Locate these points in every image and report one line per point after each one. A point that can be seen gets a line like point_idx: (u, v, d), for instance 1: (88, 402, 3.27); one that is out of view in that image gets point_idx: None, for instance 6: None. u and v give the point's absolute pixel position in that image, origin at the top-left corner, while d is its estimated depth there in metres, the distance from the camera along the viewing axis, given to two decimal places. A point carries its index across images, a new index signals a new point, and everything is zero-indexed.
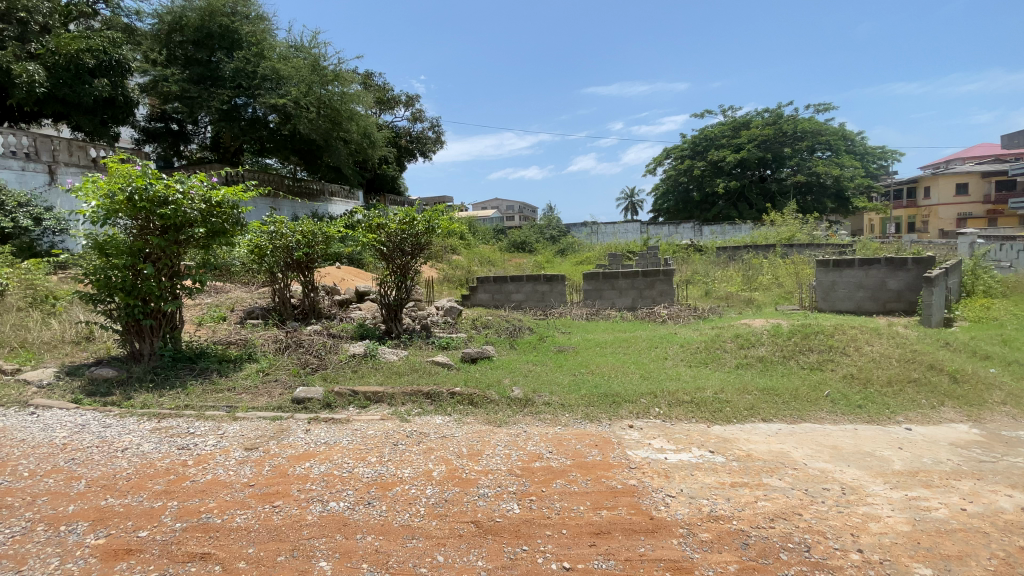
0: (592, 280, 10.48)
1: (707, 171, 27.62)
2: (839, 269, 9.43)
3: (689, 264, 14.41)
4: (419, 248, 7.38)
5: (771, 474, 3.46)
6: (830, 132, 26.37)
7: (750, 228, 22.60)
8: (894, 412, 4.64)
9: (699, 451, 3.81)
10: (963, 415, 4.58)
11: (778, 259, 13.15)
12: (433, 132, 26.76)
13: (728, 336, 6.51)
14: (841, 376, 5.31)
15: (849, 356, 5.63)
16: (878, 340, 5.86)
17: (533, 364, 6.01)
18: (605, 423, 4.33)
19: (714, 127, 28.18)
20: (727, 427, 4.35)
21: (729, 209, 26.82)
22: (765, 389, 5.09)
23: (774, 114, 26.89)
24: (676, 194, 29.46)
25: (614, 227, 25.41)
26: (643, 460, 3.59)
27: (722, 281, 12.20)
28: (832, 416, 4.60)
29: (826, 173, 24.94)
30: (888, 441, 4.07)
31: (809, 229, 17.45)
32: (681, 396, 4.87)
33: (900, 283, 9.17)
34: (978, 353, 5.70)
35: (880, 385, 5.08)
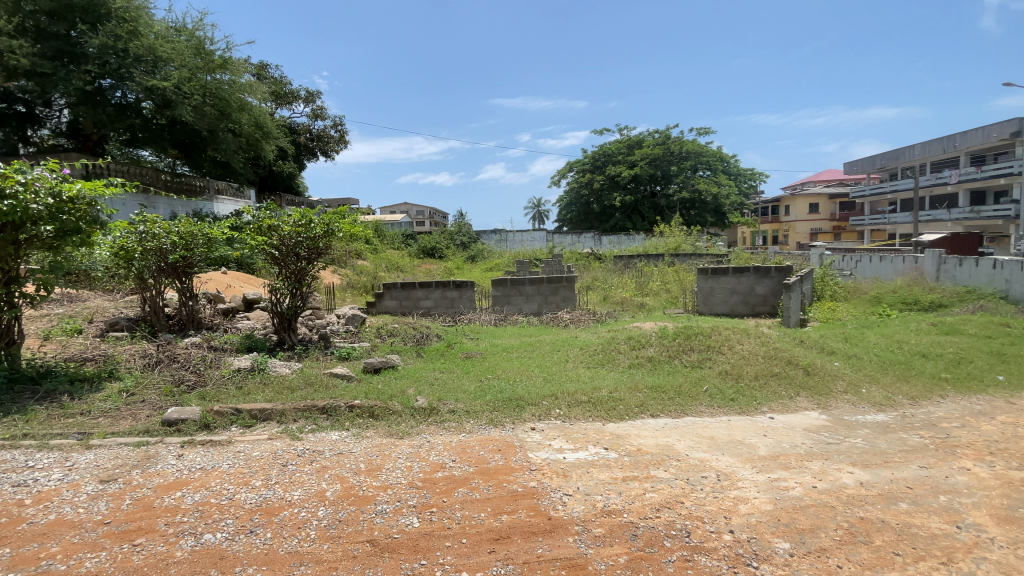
0: (500, 286, 10.66)
1: (605, 184, 29.37)
2: (717, 276, 10.47)
3: (590, 271, 15.18)
4: (317, 253, 6.98)
5: (657, 466, 3.72)
6: (711, 154, 29.32)
7: (643, 239, 24.42)
8: (761, 403, 5.24)
9: (595, 448, 4.00)
10: (814, 404, 5.28)
11: (667, 267, 14.31)
12: (335, 131, 25.60)
13: (623, 338, 6.93)
14: (718, 373, 5.87)
15: (724, 354, 6.25)
16: (747, 339, 6.58)
17: (439, 371, 5.93)
18: (509, 427, 4.39)
19: (612, 144, 30.08)
20: (620, 424, 4.63)
21: (625, 221, 28.77)
22: (653, 387, 5.48)
23: (663, 135, 29.37)
24: (578, 205, 30.99)
25: (522, 235, 26.02)
26: (544, 461, 3.68)
27: (619, 287, 13.01)
28: (710, 409, 5.08)
29: (706, 190, 27.72)
30: (755, 429, 4.57)
31: (692, 240, 19.26)
32: (580, 397, 5.08)
33: (766, 289, 10.41)
34: (825, 349, 6.61)
35: (749, 379, 5.71)
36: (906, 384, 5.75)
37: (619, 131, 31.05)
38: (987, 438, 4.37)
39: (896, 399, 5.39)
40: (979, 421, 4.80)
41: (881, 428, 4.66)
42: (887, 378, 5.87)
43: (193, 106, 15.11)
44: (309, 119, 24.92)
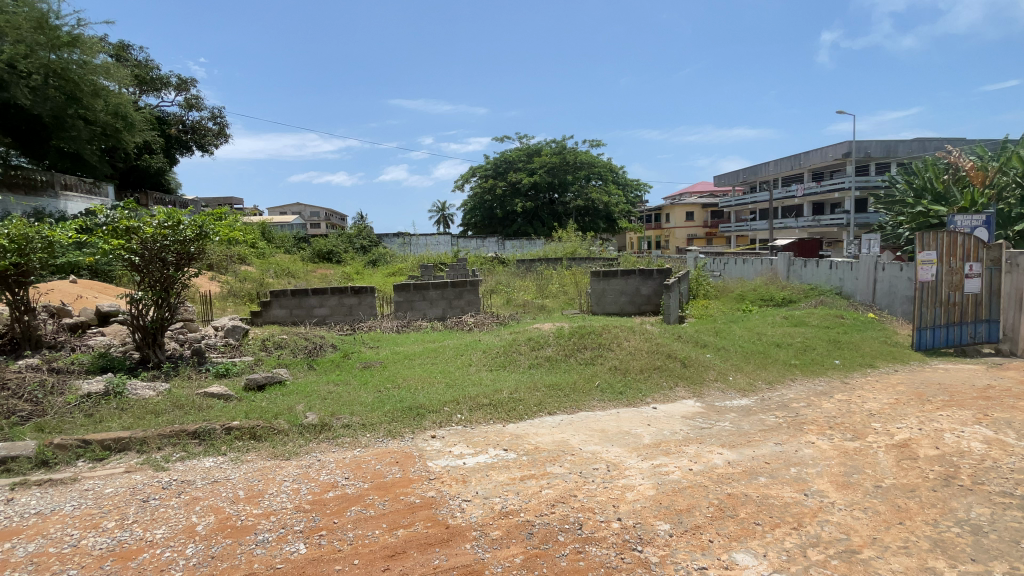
0: (401, 292, 10.39)
1: (507, 191, 30.01)
2: (608, 278, 11.16)
3: (493, 275, 15.38)
4: (188, 258, 6.28)
5: (553, 462, 3.86)
6: (603, 165, 31.23)
7: (543, 244, 25.34)
8: (646, 395, 5.67)
9: (495, 450, 4.04)
10: (691, 393, 5.84)
11: (564, 270, 14.95)
12: (214, 124, 23.27)
13: (522, 340, 7.10)
14: (609, 369, 6.25)
15: (614, 351, 6.66)
16: (634, 336, 7.06)
17: (334, 384, 5.63)
18: (408, 437, 4.29)
19: (512, 151, 30.83)
20: (519, 424, 4.75)
21: (526, 226, 29.62)
22: (551, 385, 5.69)
23: (559, 145, 30.74)
24: (481, 210, 31.33)
25: (425, 239, 25.61)
26: (442, 469, 3.64)
27: (521, 290, 13.33)
28: (601, 403, 5.40)
29: (599, 199, 29.50)
30: (641, 419, 4.93)
31: (587, 245, 20.36)
32: (480, 400, 5.12)
33: (651, 289, 11.30)
34: (699, 342, 7.34)
35: (635, 373, 6.15)
36: (764, 371, 6.57)
37: (519, 140, 31.97)
38: (825, 415, 5.13)
39: (756, 384, 6.15)
40: (820, 400, 5.62)
41: (745, 411, 5.27)
42: (749, 366, 6.67)
43: (31, 86, 12.85)
44: (182, 109, 22.38)
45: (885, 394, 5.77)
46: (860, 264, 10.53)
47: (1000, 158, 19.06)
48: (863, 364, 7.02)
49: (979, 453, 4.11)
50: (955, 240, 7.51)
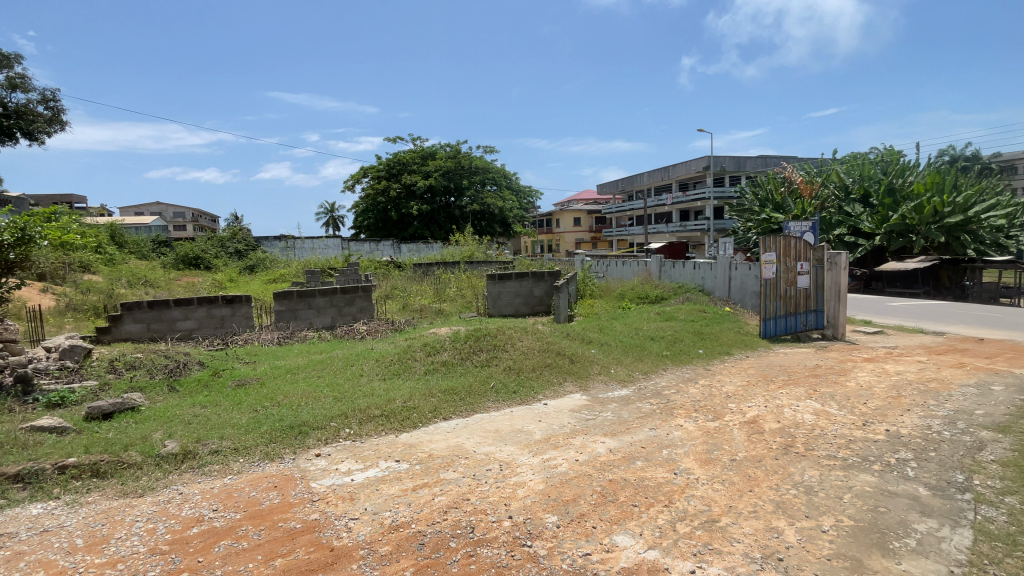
0: (284, 300, 9.65)
1: (402, 193, 29.29)
2: (503, 281, 11.40)
3: (388, 280, 14.90)
4: (8, 266, 5.25)
5: (447, 468, 3.85)
6: (498, 171, 31.85)
7: (440, 248, 25.15)
8: (538, 393, 5.89)
9: (386, 463, 3.93)
10: (579, 387, 6.18)
11: (461, 273, 14.96)
12: (45, 108, 19.64)
13: (416, 346, 6.97)
14: (503, 370, 6.38)
15: (508, 352, 6.80)
16: (526, 336, 7.26)
17: (203, 405, 5.06)
18: (289, 458, 4.00)
19: (406, 153, 30.15)
20: (413, 433, 4.66)
21: (421, 230, 29.19)
22: (445, 391, 5.65)
23: (454, 149, 30.74)
24: (373, 212, 30.22)
25: (312, 242, 24.02)
26: (327, 489, 3.45)
27: (416, 294, 13.08)
28: (496, 404, 5.50)
29: (494, 204, 30.01)
30: (533, 417, 5.11)
31: (484, 249, 20.59)
32: (371, 411, 4.93)
33: (543, 291, 11.74)
34: (586, 339, 7.79)
35: (528, 372, 6.35)
36: (641, 363, 7.18)
37: (412, 141, 31.37)
38: (692, 399, 5.74)
39: (635, 375, 6.71)
40: (688, 386, 6.28)
41: (625, 401, 5.70)
42: (629, 359, 7.24)
43: None
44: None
45: (740, 377, 6.60)
46: (717, 264, 11.95)
47: (821, 174, 22.88)
48: (722, 352, 7.98)
49: (810, 423, 4.87)
50: (789, 244, 8.84)
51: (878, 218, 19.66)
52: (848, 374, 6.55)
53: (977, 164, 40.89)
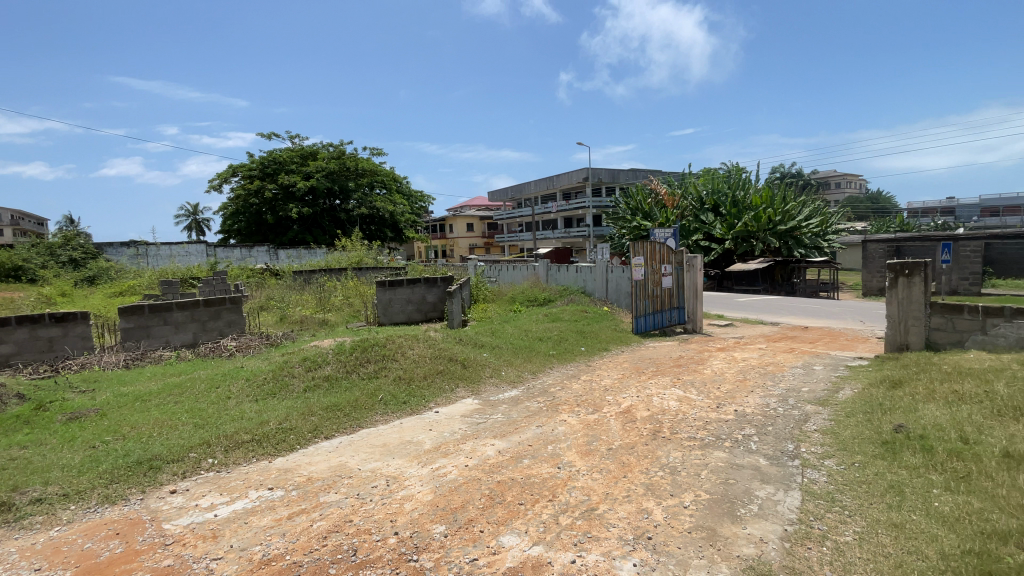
0: (133, 316, 8.39)
1: (279, 195, 27.08)
2: (394, 287, 11.08)
3: (264, 289, 13.68)
4: None
5: (328, 490, 3.63)
6: (386, 174, 30.85)
7: (324, 254, 23.72)
8: (428, 401, 5.81)
9: (257, 492, 3.60)
10: (470, 392, 6.21)
11: (347, 280, 14.23)
12: None
13: (295, 360, 6.48)
14: (392, 380, 6.18)
15: (397, 361, 6.60)
16: (416, 344, 7.10)
17: (21, 447, 4.21)
18: (136, 500, 3.49)
19: (283, 151, 27.99)
20: (290, 456, 4.32)
21: (303, 235, 27.30)
22: (328, 407, 5.34)
23: (337, 149, 29.20)
24: (246, 215, 27.61)
25: (170, 249, 21.21)
26: (184, 530, 3.08)
27: (297, 304, 12.18)
28: (383, 417, 5.32)
29: (383, 208, 29.00)
30: (422, 426, 5.02)
31: (373, 255, 19.80)
32: (241, 436, 4.48)
33: (435, 297, 11.60)
34: (477, 343, 7.85)
35: (418, 380, 6.22)
36: (530, 363, 7.42)
37: (290, 139, 29.21)
38: (575, 395, 6.06)
39: (524, 376, 6.92)
40: (572, 382, 6.62)
41: (514, 401, 5.85)
42: (518, 360, 7.44)
43: None
44: None
45: (617, 371, 7.13)
46: (596, 268, 12.79)
47: (682, 186, 25.68)
48: (602, 349, 8.56)
49: (675, 409, 5.41)
50: (655, 248, 9.81)
51: (727, 226, 22.58)
52: (706, 363, 7.40)
53: (800, 181, 48.90)
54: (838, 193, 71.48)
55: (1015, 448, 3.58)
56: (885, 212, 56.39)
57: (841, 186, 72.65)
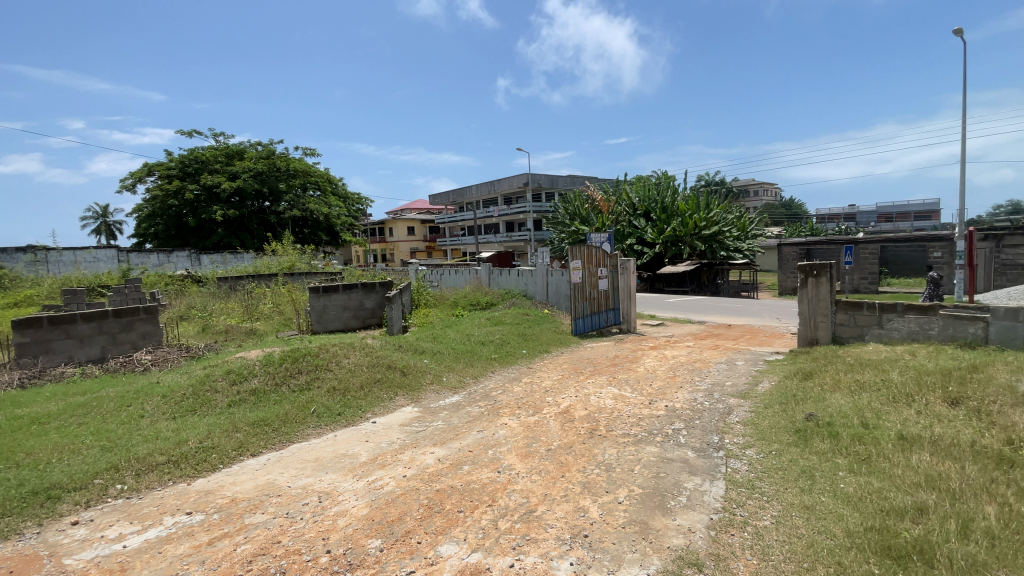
0: (28, 330, 7.52)
1: (201, 196, 25.30)
2: (329, 294, 10.66)
3: (184, 298, 12.69)
4: None
5: (254, 511, 3.43)
6: (319, 175, 29.64)
7: (252, 259, 22.43)
8: (364, 411, 5.63)
9: (174, 518, 3.34)
10: (409, 400, 6.08)
11: (278, 287, 13.52)
12: None
13: (218, 374, 6.06)
14: (325, 391, 5.94)
15: (332, 371, 6.34)
16: (352, 352, 6.87)
17: None
18: (27, 537, 3.13)
19: (205, 150, 26.20)
20: (212, 477, 4.04)
21: (229, 238, 25.68)
22: (255, 422, 5.04)
23: (266, 149, 27.75)
24: (164, 217, 25.59)
25: (74, 254, 19.21)
26: (86, 566, 2.80)
27: (222, 313, 11.41)
28: (316, 430, 5.10)
29: (317, 211, 27.81)
30: (358, 438, 4.86)
31: (306, 259, 18.94)
32: (155, 458, 4.14)
33: (373, 303, 11.27)
34: (417, 350, 7.70)
35: (354, 391, 6.02)
36: (471, 368, 7.39)
37: (213, 137, 27.42)
38: (516, 398, 6.10)
39: (465, 381, 6.86)
40: (513, 385, 6.67)
41: (455, 407, 5.80)
42: (459, 365, 7.38)
43: None
44: None
45: (557, 372, 7.26)
46: (537, 271, 12.98)
47: (617, 192, 26.65)
48: (543, 351, 8.69)
49: (611, 407, 5.59)
50: (591, 252, 10.09)
51: (657, 231, 23.69)
52: (640, 362, 7.69)
53: (723, 189, 52.32)
54: (756, 200, 77.09)
55: (905, 431, 4.00)
56: (797, 218, 61.42)
57: (759, 194, 78.48)
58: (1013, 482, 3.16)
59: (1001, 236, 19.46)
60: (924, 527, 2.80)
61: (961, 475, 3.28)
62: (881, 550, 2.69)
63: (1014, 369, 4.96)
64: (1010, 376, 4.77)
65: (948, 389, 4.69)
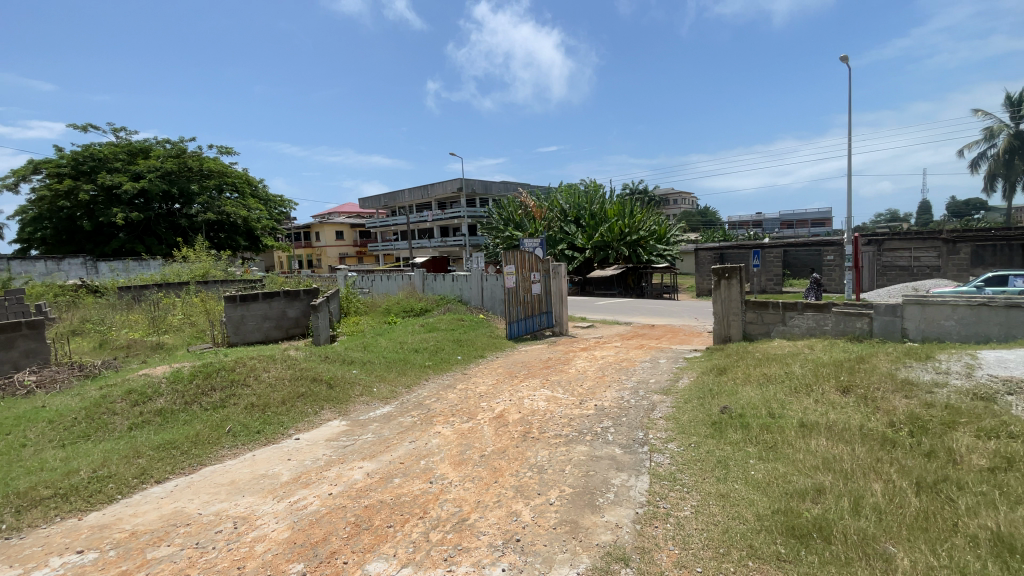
0: None
1: (99, 197, 22.87)
2: (247, 303, 10.00)
3: (76, 310, 11.36)
4: None
5: (158, 544, 3.14)
6: (237, 176, 27.72)
7: (160, 266, 20.58)
8: (287, 427, 5.32)
9: (60, 560, 2.99)
10: (336, 412, 5.83)
11: (189, 296, 12.48)
12: None
13: (117, 394, 5.48)
14: (243, 407, 5.55)
15: (250, 386, 5.93)
16: (273, 365, 6.48)
17: None
18: None
19: (103, 146, 23.75)
20: (108, 510, 3.65)
21: (133, 244, 23.46)
22: (161, 446, 4.62)
23: (176, 147, 25.60)
24: (53, 220, 22.93)
25: None
26: None
27: (122, 327, 10.34)
28: (231, 451, 4.76)
29: (235, 214, 25.73)
30: (279, 456, 4.59)
31: (222, 266, 17.65)
32: (38, 495, 3.67)
33: (297, 312, 10.71)
34: (345, 360, 7.40)
35: (276, 406, 5.67)
36: (404, 376, 7.20)
37: (112, 133, 24.95)
38: (450, 405, 6.03)
39: (397, 390, 6.68)
40: (446, 392, 6.58)
41: (386, 418, 5.62)
42: (391, 374, 7.17)
43: None
44: None
45: (491, 377, 7.26)
46: (471, 276, 12.95)
47: (548, 198, 27.27)
48: (477, 356, 8.66)
49: (544, 409, 5.68)
50: (523, 257, 10.21)
51: (587, 236, 24.50)
52: (571, 363, 7.88)
53: (646, 197, 55.21)
54: (676, 207, 82.05)
55: (805, 419, 4.39)
56: (712, 224, 66.07)
57: (678, 202, 83.65)
58: (894, 461, 3.55)
59: (880, 241, 22.07)
60: (822, 506, 3.08)
61: (852, 457, 3.64)
62: (786, 530, 2.93)
63: (893, 359, 5.61)
64: (890, 365, 5.38)
65: (840, 379, 5.21)
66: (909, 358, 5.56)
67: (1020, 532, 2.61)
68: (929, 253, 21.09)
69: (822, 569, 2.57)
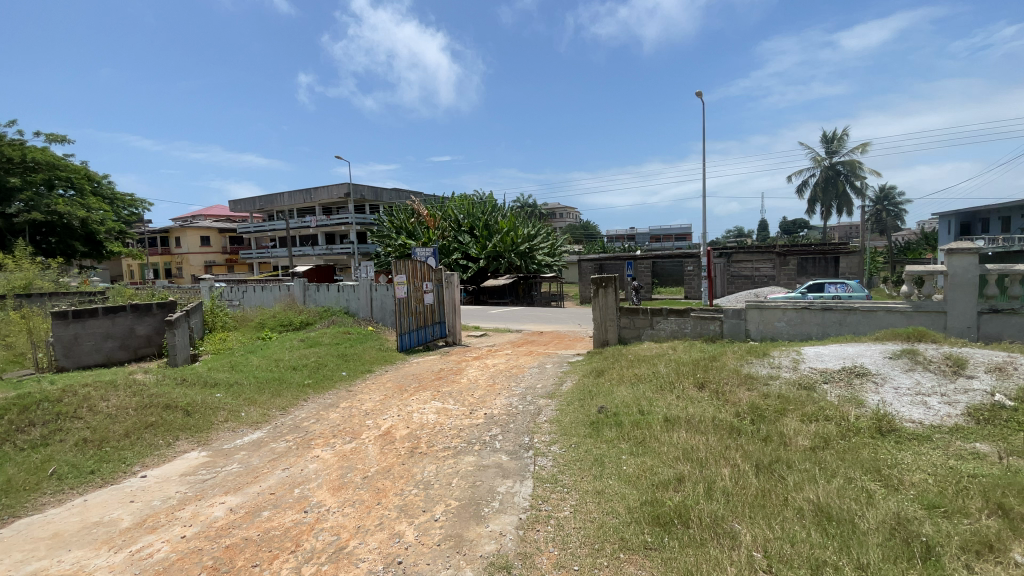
0: None
1: None
2: (82, 319, 8.50)
3: None
4: None
5: None
6: (71, 169, 23.43)
7: None
8: (130, 463, 4.61)
9: None
10: (194, 443, 5.18)
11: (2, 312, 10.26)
12: None
13: None
14: (72, 445, 4.68)
15: (81, 420, 5.02)
16: (115, 393, 5.57)
17: None
18: None
19: None
20: None
21: None
22: None
23: None
24: None
25: None
26: None
27: None
28: (56, 497, 4.00)
29: (70, 214, 21.60)
30: (120, 499, 3.96)
31: (49, 275, 14.78)
32: None
33: (148, 328, 9.39)
34: (209, 383, 6.61)
35: (116, 441, 4.87)
36: (278, 398, 6.61)
37: None
38: (331, 425, 5.68)
39: (270, 413, 6.12)
40: (328, 412, 6.18)
41: (256, 445, 5.12)
42: (264, 397, 6.53)
43: None
44: None
45: (379, 393, 6.97)
46: (359, 287, 12.37)
47: (441, 206, 27.13)
48: (365, 371, 8.27)
49: (433, 422, 5.59)
50: (415, 266, 9.96)
51: (480, 246, 24.79)
52: (461, 373, 7.87)
53: (535, 211, 57.66)
54: (561, 221, 86.43)
55: (669, 413, 4.86)
56: (593, 236, 70.77)
57: (563, 216, 88.42)
58: (739, 447, 4.07)
59: (730, 254, 25.41)
60: (682, 494, 3.43)
61: (706, 445, 4.11)
62: (652, 520, 3.19)
63: (739, 356, 6.44)
64: (736, 362, 6.18)
65: (697, 375, 5.86)
66: (751, 355, 6.42)
67: (833, 501, 3.14)
68: (766, 264, 24.71)
69: (680, 552, 2.84)
